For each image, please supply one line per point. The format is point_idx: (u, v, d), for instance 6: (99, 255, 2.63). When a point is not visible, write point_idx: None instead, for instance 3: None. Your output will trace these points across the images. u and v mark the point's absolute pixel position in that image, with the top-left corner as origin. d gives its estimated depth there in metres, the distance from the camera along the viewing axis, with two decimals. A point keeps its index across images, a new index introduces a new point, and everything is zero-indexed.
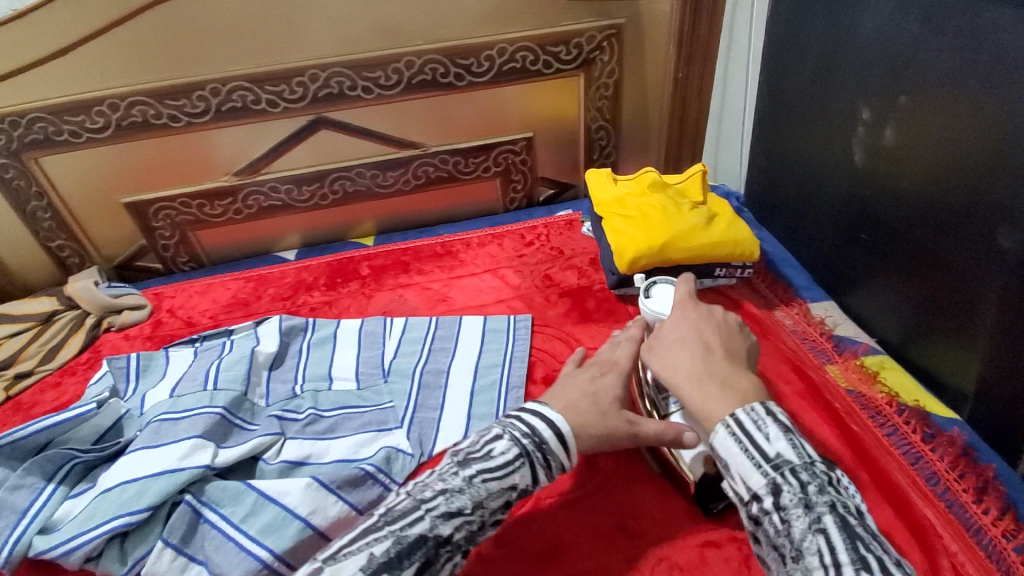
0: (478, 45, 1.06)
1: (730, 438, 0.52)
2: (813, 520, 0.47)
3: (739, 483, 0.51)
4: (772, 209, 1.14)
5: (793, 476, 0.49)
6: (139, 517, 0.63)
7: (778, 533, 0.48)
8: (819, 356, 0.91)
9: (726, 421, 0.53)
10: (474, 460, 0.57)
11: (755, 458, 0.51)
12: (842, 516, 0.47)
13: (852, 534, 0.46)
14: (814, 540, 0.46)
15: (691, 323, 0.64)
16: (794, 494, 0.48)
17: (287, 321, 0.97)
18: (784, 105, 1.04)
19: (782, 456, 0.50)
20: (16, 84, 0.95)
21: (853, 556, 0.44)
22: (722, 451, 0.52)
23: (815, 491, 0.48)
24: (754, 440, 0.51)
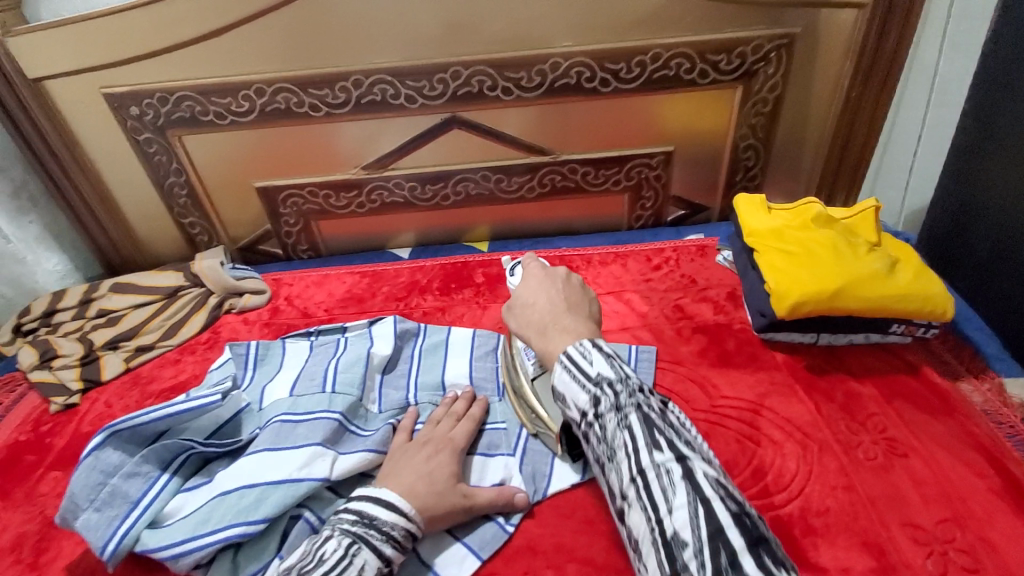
0: (631, 49, 0.98)
1: (564, 371, 0.61)
2: (621, 419, 0.56)
3: (574, 406, 0.60)
4: (959, 258, 0.98)
5: (610, 389, 0.58)
6: (256, 528, 0.60)
7: (600, 439, 0.57)
8: (1020, 447, 0.75)
9: (561, 357, 0.62)
10: (308, 571, 0.55)
11: (581, 380, 0.59)
12: (645, 413, 0.55)
13: (650, 425, 0.54)
14: (620, 435, 0.55)
15: (558, 284, 0.74)
16: (609, 402, 0.57)
17: (401, 323, 0.91)
18: (994, 139, 0.88)
19: (602, 376, 0.59)
20: (174, 63, 0.98)
21: (651, 441, 0.54)
22: (560, 384, 0.61)
23: (625, 396, 0.57)
24: (578, 367, 0.60)
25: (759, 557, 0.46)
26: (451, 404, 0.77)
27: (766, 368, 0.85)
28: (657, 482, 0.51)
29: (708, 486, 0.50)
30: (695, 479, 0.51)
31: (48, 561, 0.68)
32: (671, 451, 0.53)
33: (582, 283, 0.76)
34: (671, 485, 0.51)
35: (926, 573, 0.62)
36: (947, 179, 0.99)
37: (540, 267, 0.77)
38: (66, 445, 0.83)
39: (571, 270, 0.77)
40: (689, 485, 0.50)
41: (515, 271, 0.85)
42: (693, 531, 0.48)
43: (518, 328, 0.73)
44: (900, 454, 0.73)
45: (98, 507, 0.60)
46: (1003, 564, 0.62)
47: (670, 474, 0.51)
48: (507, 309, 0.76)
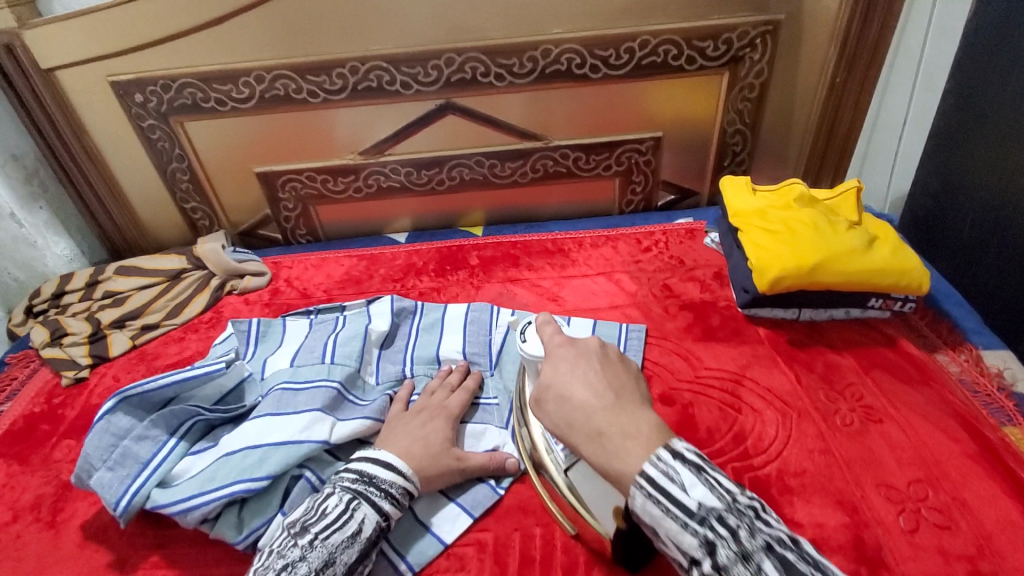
0: (620, 35, 1.01)
1: (649, 503, 0.47)
2: (756, 573, 0.43)
3: (675, 549, 0.47)
4: (940, 237, 1.01)
5: (723, 525, 0.45)
6: (260, 485, 0.63)
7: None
8: (995, 414, 0.78)
9: (638, 481, 0.48)
10: (310, 525, 0.59)
11: (681, 518, 0.46)
12: (778, 553, 0.44)
13: (792, 573, 0.42)
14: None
15: (592, 361, 0.59)
16: (728, 547, 0.44)
17: (398, 302, 0.94)
18: (973, 120, 0.91)
19: (704, 506, 0.46)
20: (176, 51, 1.00)
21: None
22: (649, 520, 0.47)
23: (747, 534, 0.44)
24: (670, 497, 0.46)
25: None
26: (446, 376, 0.81)
27: (750, 342, 0.88)
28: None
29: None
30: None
31: (65, 519, 0.71)
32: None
33: (621, 355, 0.61)
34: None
35: (899, 528, 0.65)
36: (928, 161, 1.02)
37: (564, 345, 0.63)
38: (78, 416, 0.86)
39: (603, 340, 0.62)
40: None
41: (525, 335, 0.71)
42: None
43: (551, 423, 0.58)
44: (878, 421, 0.76)
45: (111, 466, 0.64)
46: (974, 522, 0.65)
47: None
48: (534, 397, 0.60)
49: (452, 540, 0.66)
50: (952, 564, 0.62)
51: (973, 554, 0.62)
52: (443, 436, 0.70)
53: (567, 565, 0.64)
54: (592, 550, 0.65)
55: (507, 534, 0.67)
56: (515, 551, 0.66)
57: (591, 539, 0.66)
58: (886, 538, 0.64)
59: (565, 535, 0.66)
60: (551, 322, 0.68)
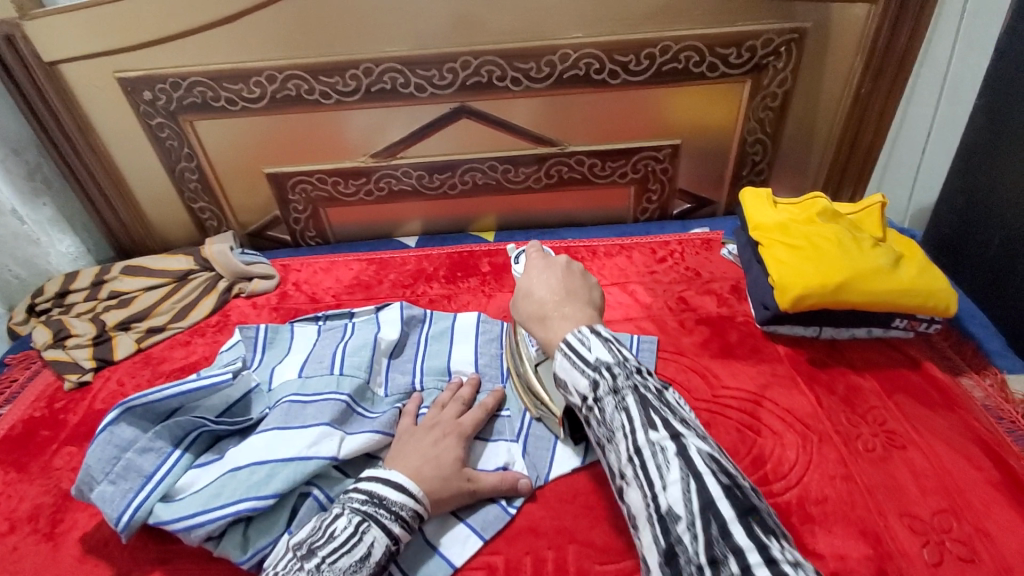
0: (640, 41, 0.98)
1: (565, 359, 0.59)
2: (619, 403, 0.54)
3: (574, 391, 0.58)
4: (965, 255, 0.98)
5: (610, 372, 0.56)
6: (266, 503, 0.61)
7: (600, 420, 0.56)
8: (1022, 442, 0.76)
9: (560, 345, 0.60)
10: (318, 548, 0.57)
11: (579, 364, 0.57)
12: (640, 393, 0.54)
13: (646, 405, 0.53)
14: (618, 417, 0.54)
15: (559, 272, 0.70)
16: (607, 384, 0.55)
17: (408, 309, 0.92)
18: (1006, 136, 0.88)
19: (600, 360, 0.56)
20: (187, 49, 0.99)
21: (647, 420, 0.52)
22: (561, 370, 0.59)
23: (622, 378, 0.55)
24: (577, 354, 0.58)
25: (748, 528, 0.45)
26: (460, 389, 0.79)
27: (768, 361, 0.85)
28: (652, 460, 0.50)
29: (701, 461, 0.49)
30: (691, 458, 0.49)
31: (64, 531, 0.70)
32: (666, 429, 0.51)
33: (584, 271, 0.72)
34: (666, 462, 0.49)
35: (922, 561, 0.63)
36: (956, 176, 0.99)
37: (539, 256, 0.73)
38: (80, 422, 0.85)
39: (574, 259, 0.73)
40: (682, 463, 0.48)
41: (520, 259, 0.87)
42: (686, 506, 0.47)
43: (520, 315, 0.69)
44: (901, 446, 0.74)
45: (113, 479, 0.62)
46: (1000, 555, 0.63)
47: (666, 451, 0.50)
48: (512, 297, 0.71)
49: (460, 562, 0.65)
50: None
51: None
52: (455, 456, 0.68)
53: None
54: None
55: (517, 558, 0.65)
56: None
57: (604, 564, 0.64)
58: (909, 571, 0.62)
59: (577, 561, 0.64)
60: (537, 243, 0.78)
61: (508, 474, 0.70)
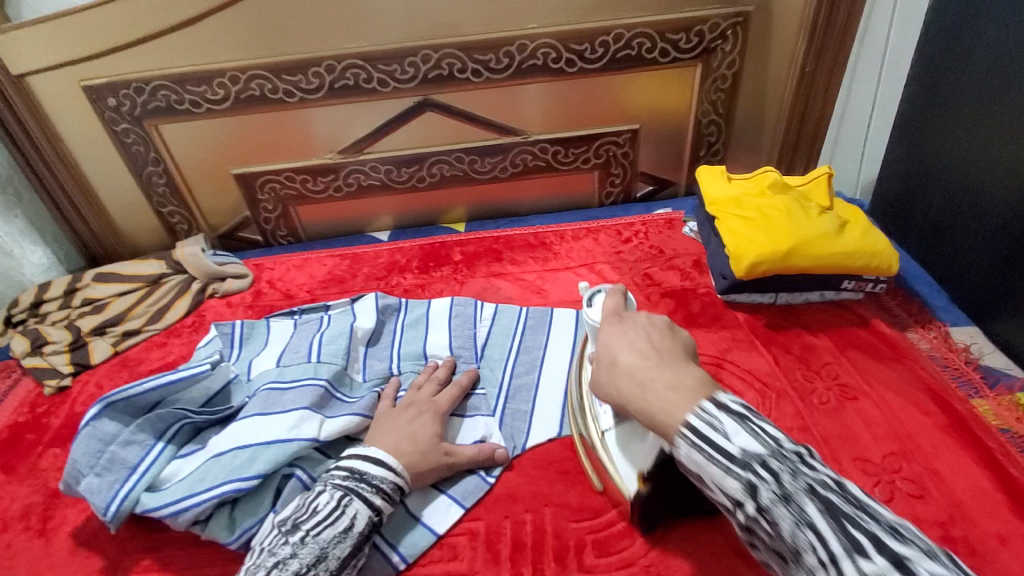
0: (595, 29, 1.02)
1: (692, 450, 0.45)
2: (797, 515, 0.41)
3: (718, 492, 0.45)
4: (906, 220, 1.04)
5: (766, 469, 0.43)
6: (250, 484, 0.63)
7: (770, 535, 0.43)
8: (963, 387, 0.82)
9: (681, 429, 0.46)
10: (302, 522, 0.59)
11: (721, 462, 0.44)
12: (822, 497, 0.41)
13: (835, 514, 0.40)
14: (803, 537, 0.41)
15: (646, 328, 0.56)
16: (770, 489, 0.42)
17: (382, 298, 0.94)
18: (936, 106, 0.95)
19: (747, 452, 0.43)
20: (148, 53, 0.99)
21: (850, 543, 0.39)
22: (691, 465, 0.46)
23: (789, 477, 0.42)
24: (712, 444, 0.44)
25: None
26: (435, 370, 0.81)
27: (729, 327, 0.90)
28: None
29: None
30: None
31: (55, 527, 0.71)
32: (882, 554, 0.38)
33: (670, 322, 0.57)
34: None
35: (875, 499, 0.68)
36: (894, 147, 1.05)
37: (614, 309, 0.64)
38: (63, 425, 0.85)
39: (654, 310, 0.59)
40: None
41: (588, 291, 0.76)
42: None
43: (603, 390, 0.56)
44: (853, 398, 0.79)
45: (99, 472, 0.64)
46: (946, 490, 0.68)
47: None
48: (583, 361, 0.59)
49: (443, 530, 0.67)
50: (926, 531, 0.65)
51: (945, 520, 0.65)
52: (432, 431, 0.71)
53: (558, 550, 0.65)
54: (581, 534, 0.66)
55: (499, 522, 0.68)
56: (507, 538, 0.67)
57: (580, 522, 0.67)
58: None
59: (555, 520, 0.68)
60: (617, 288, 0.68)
61: (486, 446, 0.73)
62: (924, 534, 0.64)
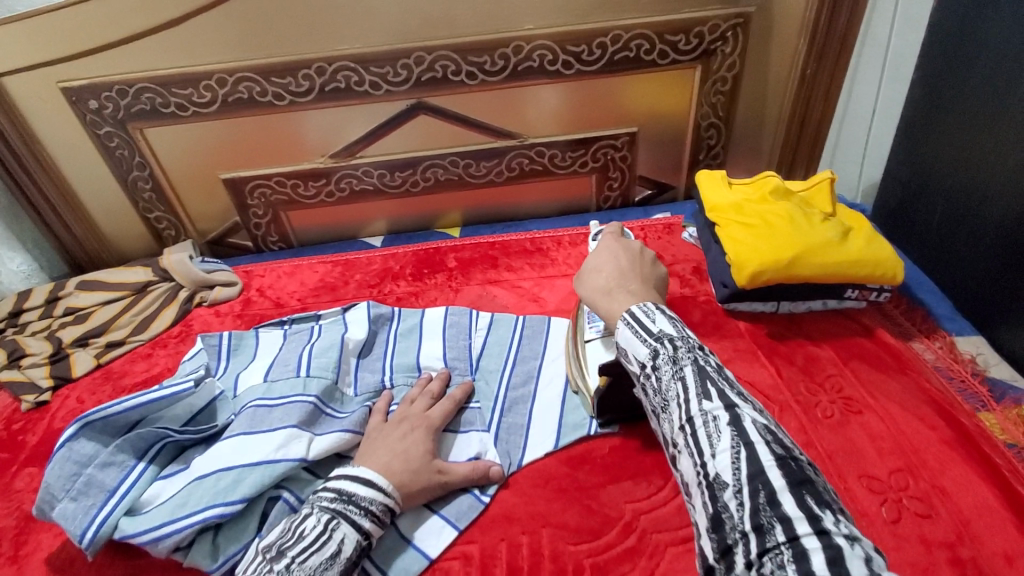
0: (592, 31, 1.00)
1: (626, 328, 0.57)
2: (677, 372, 0.50)
3: (633, 362, 0.55)
4: (909, 226, 1.02)
5: (671, 342, 0.53)
6: (234, 508, 0.61)
7: (653, 390, 0.52)
8: (970, 400, 0.80)
9: (624, 316, 0.58)
10: (287, 549, 0.56)
11: (642, 334, 0.55)
12: (699, 364, 0.50)
13: (704, 375, 0.49)
14: (674, 386, 0.50)
15: (630, 256, 0.70)
16: (665, 354, 0.52)
17: (374, 308, 0.92)
18: (940, 111, 0.92)
19: (663, 331, 0.54)
20: (132, 55, 0.96)
21: (702, 389, 0.48)
22: (624, 341, 0.57)
23: (682, 348, 0.52)
24: (640, 324, 0.56)
25: (803, 500, 0.40)
26: (428, 383, 0.79)
27: (730, 337, 0.88)
28: (704, 428, 0.46)
29: (755, 432, 0.45)
30: (744, 426, 0.45)
31: (28, 554, 0.68)
32: (721, 399, 0.47)
33: (652, 258, 0.72)
34: (718, 433, 0.45)
35: (881, 519, 0.66)
36: (898, 151, 1.03)
37: (614, 237, 0.73)
38: (40, 442, 0.82)
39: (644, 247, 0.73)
40: (735, 433, 0.45)
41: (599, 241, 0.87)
42: (736, 475, 0.42)
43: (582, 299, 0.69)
44: (857, 411, 0.77)
45: (74, 496, 0.61)
46: (954, 509, 0.66)
47: (718, 421, 0.46)
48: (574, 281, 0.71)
49: (435, 553, 0.65)
50: (934, 553, 0.63)
51: (954, 542, 0.63)
52: (426, 449, 0.68)
53: (554, 574, 0.63)
54: (579, 558, 0.64)
55: (493, 545, 0.66)
56: (501, 562, 0.64)
57: (577, 545, 0.65)
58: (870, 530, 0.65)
59: (552, 543, 0.65)
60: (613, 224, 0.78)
61: (480, 463, 0.71)
62: (932, 556, 0.62)
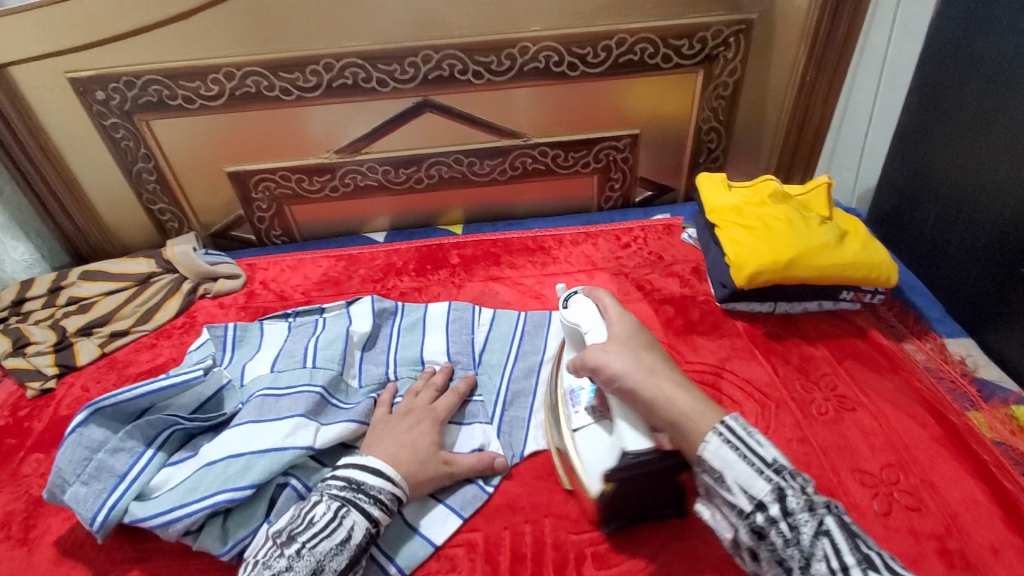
0: (597, 34, 1.01)
1: (727, 447, 0.51)
2: (817, 523, 0.47)
3: (739, 494, 0.50)
4: (902, 230, 1.05)
5: (793, 479, 0.50)
6: (244, 493, 0.62)
7: (787, 541, 0.48)
8: (959, 399, 0.82)
9: (718, 429, 0.53)
10: (297, 534, 0.58)
11: (755, 464, 0.50)
12: (839, 516, 0.48)
13: (850, 531, 0.47)
14: (820, 544, 0.46)
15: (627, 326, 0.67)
16: (797, 497, 0.49)
17: (379, 302, 0.93)
18: (935, 119, 0.95)
19: (778, 461, 0.50)
20: (140, 47, 0.97)
21: (861, 557, 0.45)
22: (719, 463, 0.51)
23: (811, 491, 0.49)
24: (748, 447, 0.51)
25: None
26: (433, 376, 0.80)
27: (728, 336, 0.90)
28: None
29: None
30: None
31: (37, 536, 0.68)
32: (892, 573, 0.44)
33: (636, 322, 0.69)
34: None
35: (873, 512, 0.68)
36: (893, 157, 1.06)
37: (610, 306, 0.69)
38: (46, 429, 0.83)
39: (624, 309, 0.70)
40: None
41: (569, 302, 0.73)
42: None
43: (601, 380, 0.62)
44: (851, 409, 0.79)
45: (86, 480, 0.62)
46: (942, 503, 0.68)
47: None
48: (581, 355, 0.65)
49: (440, 541, 0.66)
50: (922, 544, 0.65)
51: (942, 533, 0.65)
52: (430, 440, 0.69)
53: (557, 562, 0.64)
54: (581, 546, 0.65)
55: (497, 534, 0.67)
56: (505, 550, 0.66)
57: (580, 534, 0.67)
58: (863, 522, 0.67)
59: (555, 532, 0.67)
60: (603, 290, 0.72)
61: (485, 454, 0.72)
62: (921, 548, 0.64)
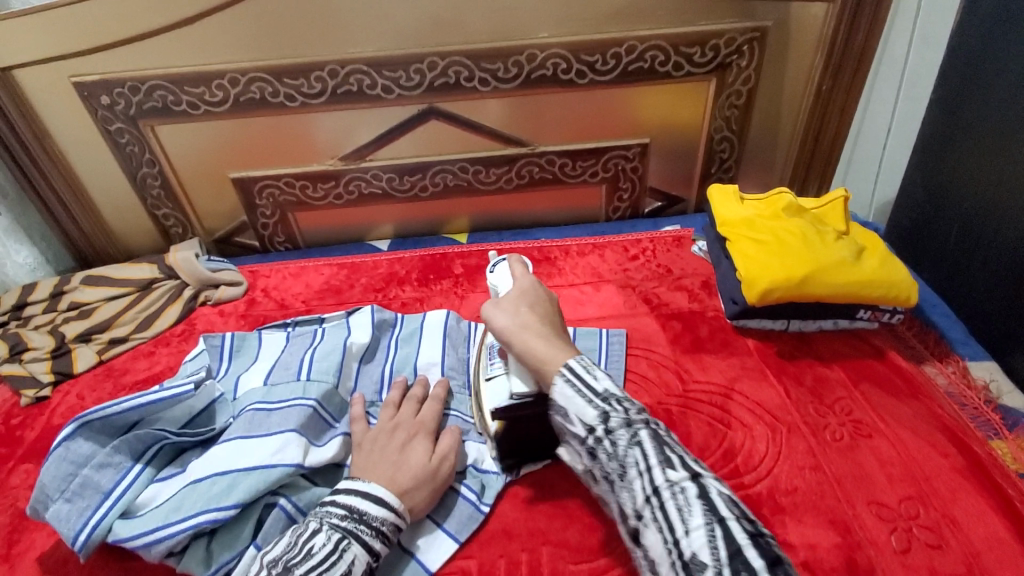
0: (607, 40, 0.99)
1: (567, 386, 0.58)
2: (632, 436, 0.54)
3: (577, 423, 0.58)
4: (923, 246, 1.01)
5: (618, 404, 0.57)
6: (228, 514, 0.60)
7: (610, 456, 0.55)
8: (981, 428, 0.78)
9: (561, 370, 0.59)
10: (294, 566, 0.54)
11: (587, 396, 0.57)
12: (654, 430, 0.55)
13: (660, 442, 0.54)
14: (633, 452, 0.54)
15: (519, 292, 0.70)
16: (619, 416, 0.55)
17: (379, 313, 0.91)
18: (957, 131, 0.91)
19: (608, 391, 0.57)
20: (145, 52, 0.96)
21: (663, 458, 0.53)
22: (562, 401, 0.58)
23: (633, 413, 0.56)
24: (583, 382, 0.58)
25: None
26: (405, 386, 0.77)
27: (738, 354, 0.86)
28: (673, 500, 0.50)
29: (722, 505, 0.49)
30: (711, 498, 0.50)
31: (21, 552, 0.67)
32: (685, 469, 0.52)
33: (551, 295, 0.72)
34: (688, 506, 0.49)
35: (891, 548, 0.64)
36: (912, 170, 1.02)
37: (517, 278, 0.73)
38: (38, 438, 0.82)
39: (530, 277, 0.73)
40: (704, 506, 0.49)
41: (495, 267, 0.77)
42: (713, 554, 0.46)
43: (491, 333, 0.68)
44: (867, 435, 0.75)
45: (68, 498, 0.60)
46: (965, 540, 0.64)
47: (686, 493, 0.50)
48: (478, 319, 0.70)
49: (435, 567, 0.64)
50: None
51: (964, 574, 0.62)
52: (422, 453, 0.66)
53: None
54: None
55: (492, 562, 0.65)
56: None
57: (578, 564, 0.64)
58: (878, 559, 0.63)
59: (552, 561, 0.64)
60: (521, 256, 0.77)
61: (449, 433, 0.70)
62: None
